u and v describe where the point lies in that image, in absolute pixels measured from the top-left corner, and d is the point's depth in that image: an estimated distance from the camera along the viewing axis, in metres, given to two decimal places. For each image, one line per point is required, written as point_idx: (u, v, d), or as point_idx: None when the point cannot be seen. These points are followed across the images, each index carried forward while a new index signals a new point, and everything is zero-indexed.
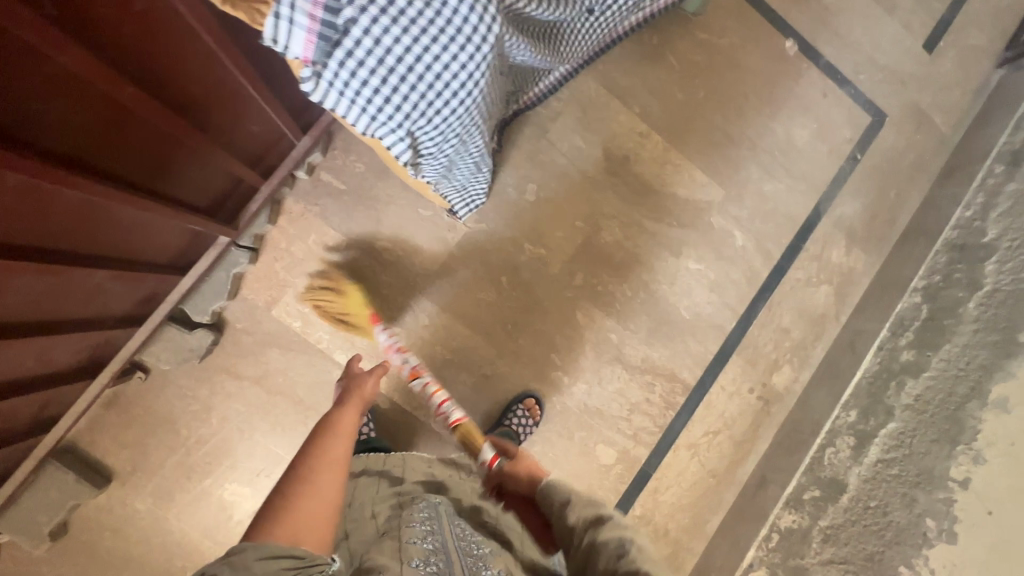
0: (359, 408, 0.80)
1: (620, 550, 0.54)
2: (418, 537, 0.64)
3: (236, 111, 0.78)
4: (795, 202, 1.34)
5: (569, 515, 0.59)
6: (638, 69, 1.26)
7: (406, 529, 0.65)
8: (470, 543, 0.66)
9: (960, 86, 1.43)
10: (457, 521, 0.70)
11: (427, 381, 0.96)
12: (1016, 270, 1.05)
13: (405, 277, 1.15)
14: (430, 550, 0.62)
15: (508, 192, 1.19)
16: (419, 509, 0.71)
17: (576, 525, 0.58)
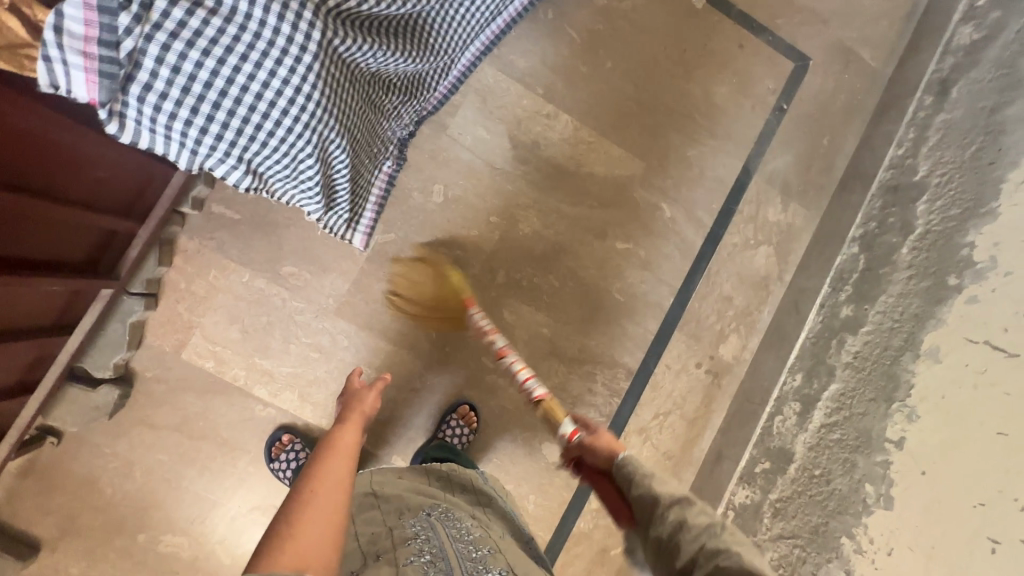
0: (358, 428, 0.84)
1: (710, 534, 0.59)
2: (414, 556, 0.71)
3: (69, 161, 0.74)
4: (722, 164, 1.27)
5: (660, 496, 0.63)
6: (536, 48, 1.20)
7: (403, 549, 0.72)
8: (467, 546, 0.75)
9: (888, 15, 1.35)
10: (451, 527, 0.78)
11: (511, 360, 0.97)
12: (946, 208, 0.99)
13: (317, 300, 1.10)
14: (427, 562, 0.70)
15: (414, 197, 1.14)
16: (412, 528, 0.76)
17: (666, 507, 0.62)
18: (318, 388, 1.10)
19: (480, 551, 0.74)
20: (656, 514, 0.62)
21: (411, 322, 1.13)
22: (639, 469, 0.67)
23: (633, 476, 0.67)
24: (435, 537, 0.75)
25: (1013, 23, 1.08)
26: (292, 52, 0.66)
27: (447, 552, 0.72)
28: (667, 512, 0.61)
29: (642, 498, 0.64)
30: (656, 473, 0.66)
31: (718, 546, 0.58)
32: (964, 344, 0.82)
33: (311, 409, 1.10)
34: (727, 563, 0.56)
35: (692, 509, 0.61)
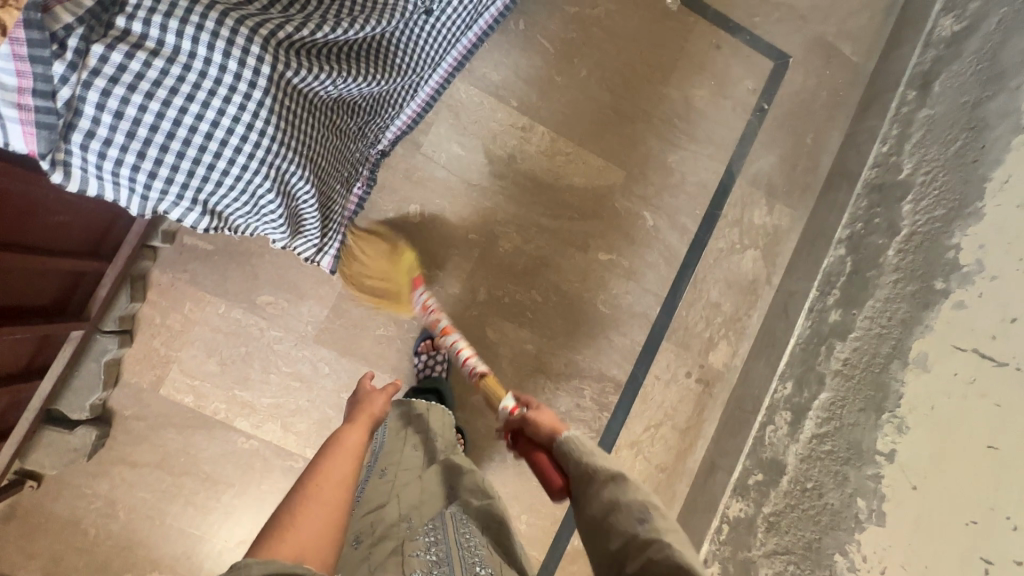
0: (370, 423, 0.74)
1: (641, 517, 0.55)
2: (420, 551, 0.76)
3: (26, 210, 0.71)
4: (704, 168, 1.25)
5: (596, 473, 0.61)
6: (508, 60, 1.17)
7: (412, 543, 0.78)
8: (472, 552, 0.78)
9: (868, 8, 1.32)
10: (462, 531, 0.81)
11: (455, 340, 0.99)
12: (930, 208, 0.96)
13: (295, 328, 1.08)
14: (433, 561, 0.75)
15: (389, 219, 1.12)
16: (427, 526, 0.81)
17: (601, 485, 0.60)
18: (300, 417, 1.08)
19: (485, 561, 0.77)
20: (590, 493, 0.59)
21: (392, 346, 1.11)
22: (579, 446, 0.65)
23: (571, 453, 0.65)
24: (444, 539, 0.79)
25: (994, 12, 1.05)
26: (240, 88, 0.65)
27: (452, 557, 0.76)
28: (601, 490, 0.59)
29: (579, 475, 0.63)
30: (598, 452, 0.64)
31: (649, 537, 0.53)
32: (952, 352, 0.80)
33: (295, 439, 1.08)
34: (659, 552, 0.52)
35: (628, 486, 0.59)
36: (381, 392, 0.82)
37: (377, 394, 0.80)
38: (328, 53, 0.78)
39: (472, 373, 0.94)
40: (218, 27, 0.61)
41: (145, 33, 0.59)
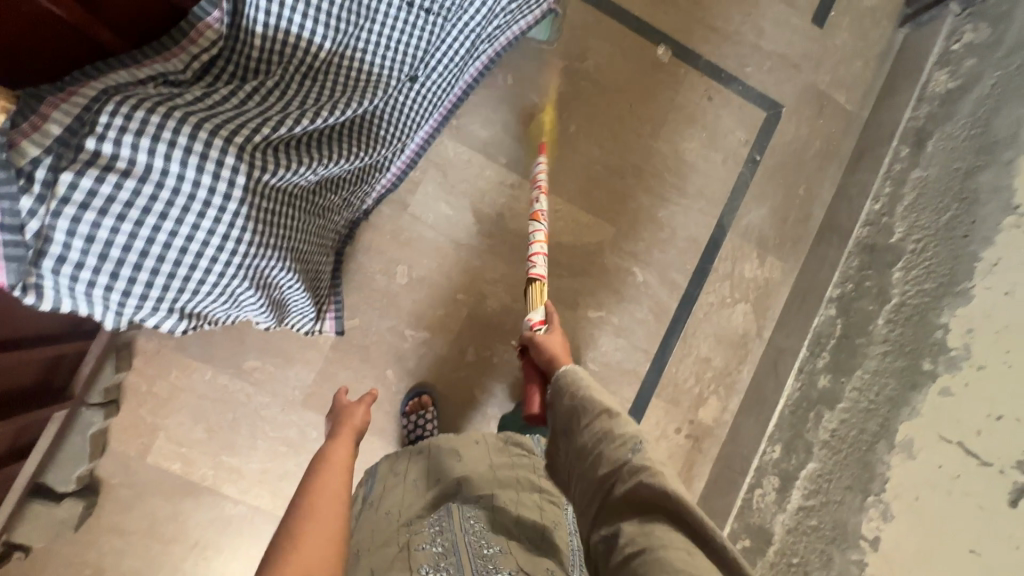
0: (351, 439, 0.77)
1: (633, 447, 0.59)
2: (427, 544, 0.68)
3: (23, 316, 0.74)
4: (695, 222, 1.24)
5: (589, 410, 0.65)
6: (496, 116, 1.16)
7: (417, 536, 0.70)
8: (480, 542, 0.69)
9: (861, 55, 1.30)
10: (467, 517, 0.73)
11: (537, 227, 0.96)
12: (920, 280, 0.96)
13: (282, 394, 1.08)
14: (438, 554, 0.67)
15: (377, 280, 1.11)
16: (430, 519, 0.73)
17: (593, 422, 0.64)
18: (288, 482, 1.08)
19: (493, 549, 0.68)
20: (582, 421, 0.65)
21: (381, 407, 1.11)
22: (572, 382, 0.70)
23: (565, 386, 0.71)
24: (450, 529, 0.70)
25: (988, 74, 1.03)
26: (216, 201, 0.64)
27: (460, 548, 0.68)
28: (595, 420, 0.64)
29: (571, 407, 0.67)
30: (591, 387, 0.69)
31: (640, 463, 0.56)
32: (938, 441, 0.79)
33: (283, 503, 1.08)
34: (650, 478, 0.54)
35: (620, 423, 0.62)
36: (358, 403, 0.87)
37: (357, 406, 0.85)
38: (307, 145, 0.78)
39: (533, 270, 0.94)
40: (191, 142, 0.62)
41: (115, 153, 0.59)
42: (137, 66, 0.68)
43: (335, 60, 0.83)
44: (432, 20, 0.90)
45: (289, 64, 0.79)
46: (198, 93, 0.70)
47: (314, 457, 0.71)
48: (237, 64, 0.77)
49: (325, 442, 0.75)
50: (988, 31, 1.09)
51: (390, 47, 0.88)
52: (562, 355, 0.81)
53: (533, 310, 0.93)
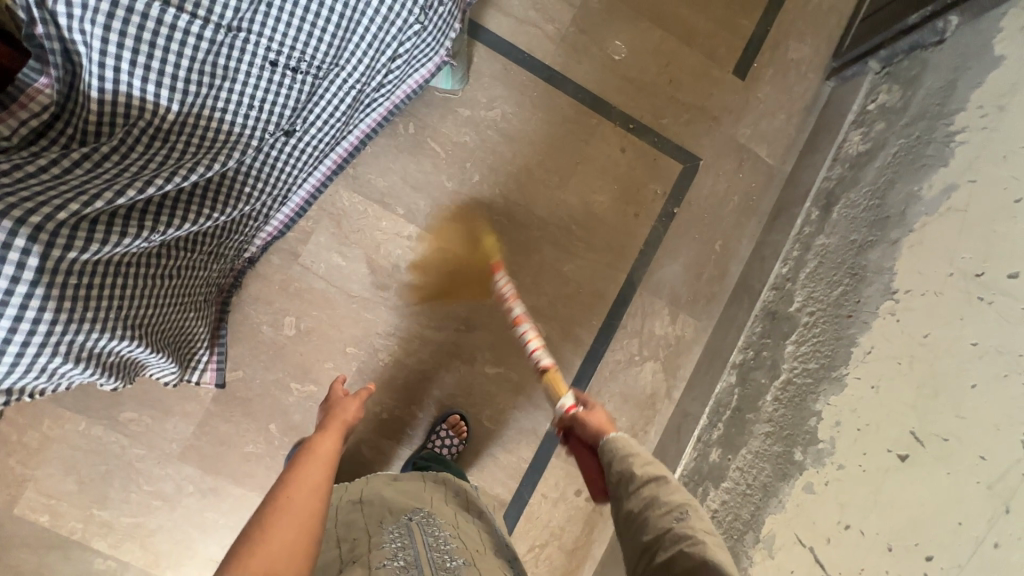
0: (338, 433, 0.82)
1: (678, 516, 0.58)
2: (388, 559, 0.68)
3: None
4: (602, 277, 1.20)
5: (635, 475, 0.63)
6: (396, 165, 1.14)
7: (378, 551, 0.70)
8: (443, 556, 0.71)
9: (784, 108, 1.27)
10: (429, 531, 0.75)
11: (523, 330, 1.01)
12: (807, 358, 0.91)
13: (158, 447, 1.05)
14: (401, 567, 0.68)
15: (263, 331, 1.09)
16: (389, 537, 0.73)
17: (641, 484, 0.62)
18: (161, 537, 1.05)
19: (456, 561, 0.70)
20: (628, 490, 0.62)
21: (262, 463, 1.08)
22: (621, 448, 0.66)
23: (615, 455, 0.66)
24: (412, 545, 0.71)
25: (891, 142, 1.00)
26: (2, 284, 0.62)
27: (422, 560, 0.69)
28: (641, 489, 0.61)
29: (620, 475, 0.64)
30: (638, 453, 0.66)
31: (685, 535, 0.56)
32: (794, 543, 0.76)
33: (155, 559, 1.05)
34: (691, 549, 0.55)
35: (667, 487, 0.61)
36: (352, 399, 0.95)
37: (348, 403, 0.92)
38: (139, 212, 0.76)
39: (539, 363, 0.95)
40: None
41: None
42: None
43: (184, 121, 0.81)
44: (301, 78, 0.88)
45: (133, 127, 0.77)
46: (14, 162, 0.68)
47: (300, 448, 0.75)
48: (76, 126, 0.75)
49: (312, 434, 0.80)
50: (900, 93, 1.05)
51: (254, 106, 0.86)
52: (607, 427, 0.75)
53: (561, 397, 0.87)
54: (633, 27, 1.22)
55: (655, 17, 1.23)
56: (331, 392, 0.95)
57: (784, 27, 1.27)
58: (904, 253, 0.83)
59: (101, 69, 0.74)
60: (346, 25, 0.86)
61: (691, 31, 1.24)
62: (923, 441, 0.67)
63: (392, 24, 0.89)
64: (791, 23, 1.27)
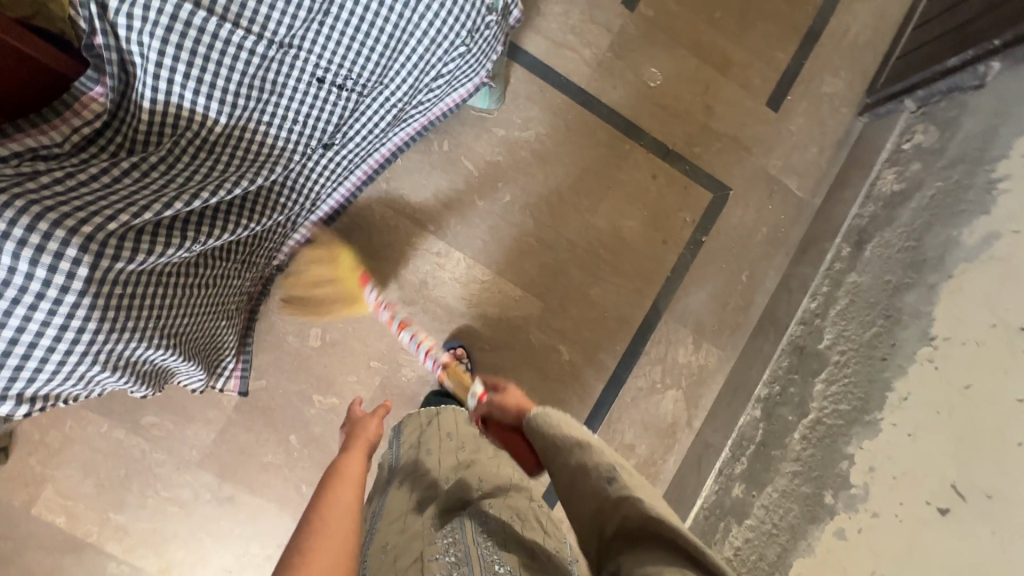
0: (363, 454, 0.78)
1: (609, 476, 0.55)
2: (439, 553, 0.64)
3: None
4: (628, 302, 1.20)
5: (565, 449, 0.59)
6: (428, 181, 1.14)
7: (429, 547, 0.65)
8: (494, 557, 0.64)
9: (816, 142, 1.27)
10: (480, 526, 0.68)
11: (415, 330, 1.10)
12: (838, 399, 0.90)
13: (179, 453, 1.05)
14: (451, 563, 0.63)
15: (289, 342, 1.09)
16: (444, 526, 0.69)
17: (569, 453, 0.59)
18: (175, 544, 1.04)
19: (507, 562, 0.63)
20: (559, 463, 0.59)
21: (280, 473, 1.07)
22: (543, 423, 0.64)
23: (538, 428, 0.64)
24: (463, 539, 0.66)
25: (928, 183, 0.99)
26: (51, 293, 0.63)
27: (472, 555, 0.63)
28: (565, 460, 0.59)
29: (548, 448, 0.61)
30: (566, 426, 0.63)
31: (619, 495, 0.52)
32: None
33: (168, 567, 1.04)
34: (632, 510, 0.50)
35: (598, 452, 0.58)
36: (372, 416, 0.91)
37: (369, 420, 0.88)
38: (182, 223, 0.76)
39: (454, 352, 1.10)
40: (27, 234, 0.61)
41: None
42: (7, 141, 0.68)
43: (230, 133, 0.82)
44: (346, 96, 0.89)
45: (181, 138, 0.78)
46: (68, 170, 0.69)
47: (328, 468, 0.72)
48: (125, 135, 0.76)
49: (338, 456, 0.76)
50: (937, 135, 1.05)
51: (299, 120, 0.87)
52: (522, 401, 0.81)
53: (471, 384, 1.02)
54: (669, 54, 1.23)
55: (692, 46, 1.24)
56: (349, 411, 0.91)
57: (820, 60, 1.27)
58: (943, 299, 0.83)
59: (155, 81, 0.74)
60: (394, 45, 0.87)
61: (727, 61, 1.25)
62: (965, 495, 0.66)
63: (438, 45, 0.90)
64: (827, 57, 1.28)
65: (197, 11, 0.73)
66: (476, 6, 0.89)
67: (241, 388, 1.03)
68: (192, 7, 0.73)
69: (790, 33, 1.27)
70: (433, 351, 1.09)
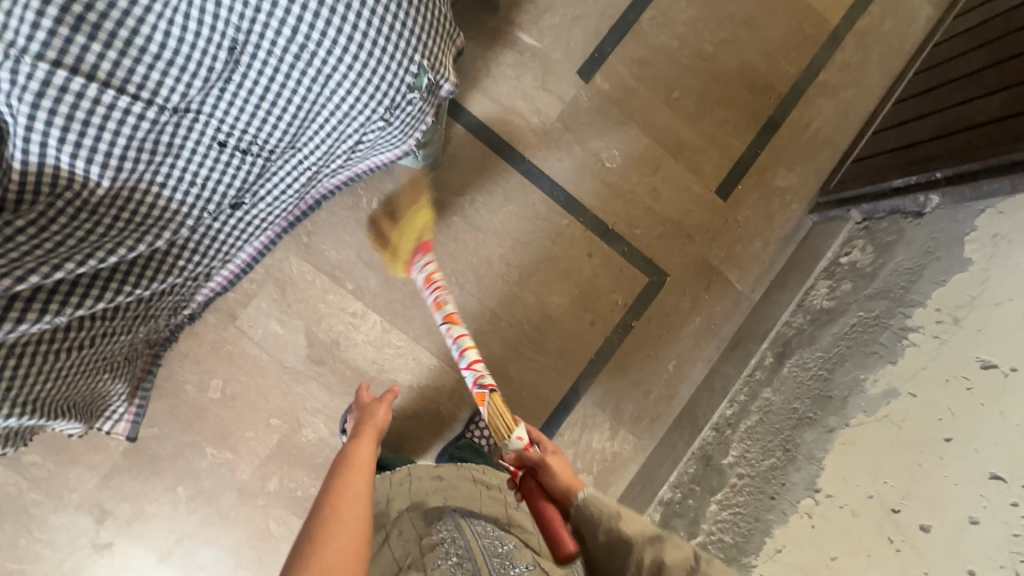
0: (374, 440, 0.82)
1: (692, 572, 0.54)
2: (442, 558, 0.67)
3: None
4: (547, 381, 1.17)
5: (630, 539, 0.57)
6: (353, 238, 1.11)
7: (430, 550, 0.69)
8: (493, 541, 0.70)
9: (762, 235, 1.22)
10: (475, 525, 0.74)
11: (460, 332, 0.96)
12: (725, 528, 0.88)
13: (58, 494, 1.02)
14: (455, 563, 0.66)
15: (187, 391, 1.06)
16: (438, 531, 0.73)
17: (640, 550, 0.56)
18: None
19: (506, 546, 0.70)
20: (628, 559, 0.55)
21: (162, 523, 1.05)
22: (597, 511, 0.60)
23: (596, 519, 0.59)
24: (461, 533, 0.71)
25: (852, 310, 0.97)
26: None
27: (473, 547, 0.68)
28: (604, 538, 0.58)
29: (609, 542, 0.57)
30: (619, 508, 0.60)
31: None
32: None
33: None
34: None
35: (666, 545, 0.56)
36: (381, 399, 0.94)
37: (378, 405, 0.91)
38: (46, 292, 0.73)
39: (483, 387, 0.92)
40: None
41: None
42: None
43: (117, 195, 0.76)
44: (251, 160, 0.85)
45: (58, 199, 0.73)
46: None
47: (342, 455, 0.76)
48: None
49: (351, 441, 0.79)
50: (872, 258, 1.03)
51: (197, 183, 0.82)
52: (570, 479, 0.70)
53: (511, 430, 0.84)
54: (620, 130, 1.20)
55: (644, 124, 1.20)
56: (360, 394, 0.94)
57: (776, 152, 1.24)
58: (837, 449, 0.80)
59: (26, 142, 0.70)
60: (304, 114, 0.83)
61: (679, 144, 1.21)
62: None
63: (353, 118, 0.85)
64: (783, 149, 1.24)
65: (72, 77, 0.69)
66: (395, 81, 0.83)
67: (131, 432, 1.01)
68: (66, 73, 0.69)
69: (748, 120, 1.23)
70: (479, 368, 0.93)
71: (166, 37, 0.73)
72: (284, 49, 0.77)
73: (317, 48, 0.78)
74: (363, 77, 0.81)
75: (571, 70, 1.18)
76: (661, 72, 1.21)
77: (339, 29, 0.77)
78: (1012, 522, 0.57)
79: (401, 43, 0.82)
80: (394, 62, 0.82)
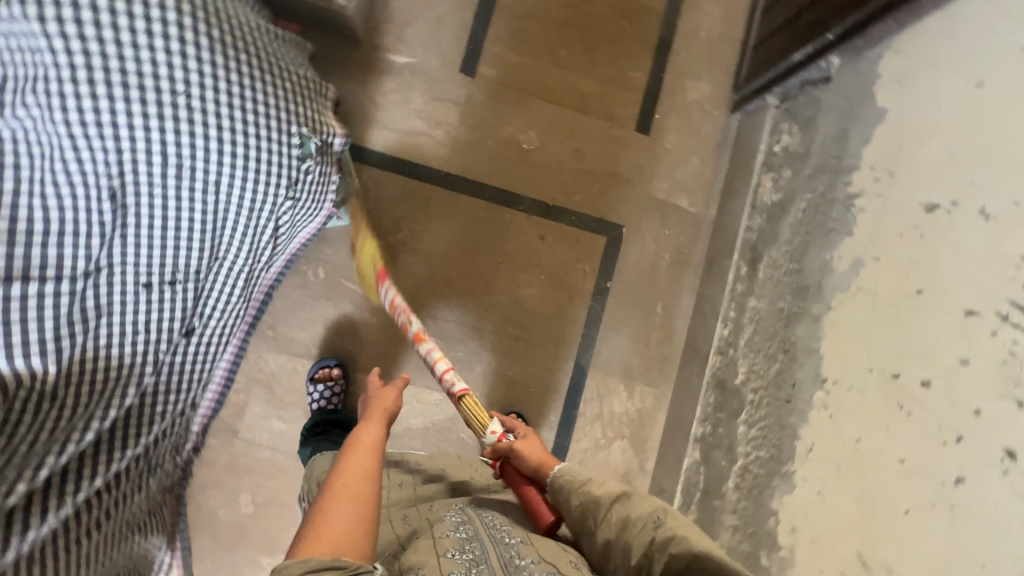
0: (384, 416, 0.76)
1: (654, 523, 0.60)
2: (452, 531, 0.64)
3: None
4: (550, 369, 1.18)
5: (600, 498, 0.65)
6: (315, 312, 1.11)
7: (441, 526, 0.65)
8: (504, 540, 0.64)
9: (695, 153, 1.22)
10: (491, 521, 0.69)
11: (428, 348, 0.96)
12: (758, 445, 0.90)
13: None
14: (463, 539, 0.62)
15: (221, 516, 1.08)
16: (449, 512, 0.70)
17: (607, 508, 0.64)
18: None
19: (516, 547, 0.63)
20: (599, 517, 0.63)
21: None
22: (575, 479, 0.68)
23: (570, 486, 0.68)
24: (473, 522, 0.67)
25: (800, 195, 0.97)
26: None
27: (484, 539, 0.63)
28: (610, 513, 0.63)
29: (583, 505, 0.65)
30: (592, 478, 0.68)
31: (666, 536, 0.59)
32: None
33: None
34: (676, 548, 0.57)
35: (633, 502, 0.64)
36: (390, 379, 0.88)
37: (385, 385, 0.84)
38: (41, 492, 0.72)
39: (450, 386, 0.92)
40: None
41: None
42: None
43: (70, 375, 0.75)
44: (181, 286, 0.85)
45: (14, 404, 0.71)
46: None
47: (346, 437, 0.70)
48: None
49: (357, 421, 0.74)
50: (800, 137, 1.02)
51: (142, 330, 0.82)
52: (540, 457, 0.76)
53: (485, 425, 0.86)
54: (523, 108, 1.19)
55: (544, 93, 1.19)
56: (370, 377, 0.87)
57: (678, 68, 1.23)
58: (827, 334, 0.81)
59: None
60: (213, 223, 0.83)
61: (584, 98, 1.20)
62: (870, 567, 0.67)
63: (260, 209, 0.86)
64: (684, 63, 1.23)
65: None
66: (283, 159, 0.84)
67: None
68: None
69: (640, 50, 1.22)
70: (449, 375, 0.93)
71: (47, 210, 0.71)
72: (166, 173, 0.77)
73: (197, 161, 0.78)
74: (252, 170, 0.82)
75: (454, 69, 1.17)
76: (540, 37, 1.20)
77: (209, 135, 0.77)
78: (998, 350, 0.58)
79: (274, 123, 0.82)
80: (275, 143, 0.83)
